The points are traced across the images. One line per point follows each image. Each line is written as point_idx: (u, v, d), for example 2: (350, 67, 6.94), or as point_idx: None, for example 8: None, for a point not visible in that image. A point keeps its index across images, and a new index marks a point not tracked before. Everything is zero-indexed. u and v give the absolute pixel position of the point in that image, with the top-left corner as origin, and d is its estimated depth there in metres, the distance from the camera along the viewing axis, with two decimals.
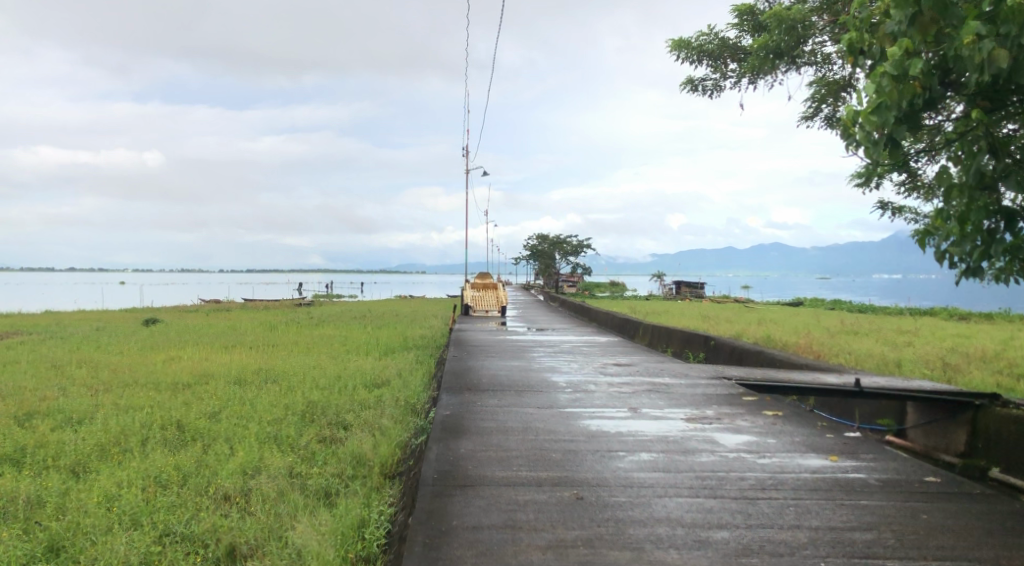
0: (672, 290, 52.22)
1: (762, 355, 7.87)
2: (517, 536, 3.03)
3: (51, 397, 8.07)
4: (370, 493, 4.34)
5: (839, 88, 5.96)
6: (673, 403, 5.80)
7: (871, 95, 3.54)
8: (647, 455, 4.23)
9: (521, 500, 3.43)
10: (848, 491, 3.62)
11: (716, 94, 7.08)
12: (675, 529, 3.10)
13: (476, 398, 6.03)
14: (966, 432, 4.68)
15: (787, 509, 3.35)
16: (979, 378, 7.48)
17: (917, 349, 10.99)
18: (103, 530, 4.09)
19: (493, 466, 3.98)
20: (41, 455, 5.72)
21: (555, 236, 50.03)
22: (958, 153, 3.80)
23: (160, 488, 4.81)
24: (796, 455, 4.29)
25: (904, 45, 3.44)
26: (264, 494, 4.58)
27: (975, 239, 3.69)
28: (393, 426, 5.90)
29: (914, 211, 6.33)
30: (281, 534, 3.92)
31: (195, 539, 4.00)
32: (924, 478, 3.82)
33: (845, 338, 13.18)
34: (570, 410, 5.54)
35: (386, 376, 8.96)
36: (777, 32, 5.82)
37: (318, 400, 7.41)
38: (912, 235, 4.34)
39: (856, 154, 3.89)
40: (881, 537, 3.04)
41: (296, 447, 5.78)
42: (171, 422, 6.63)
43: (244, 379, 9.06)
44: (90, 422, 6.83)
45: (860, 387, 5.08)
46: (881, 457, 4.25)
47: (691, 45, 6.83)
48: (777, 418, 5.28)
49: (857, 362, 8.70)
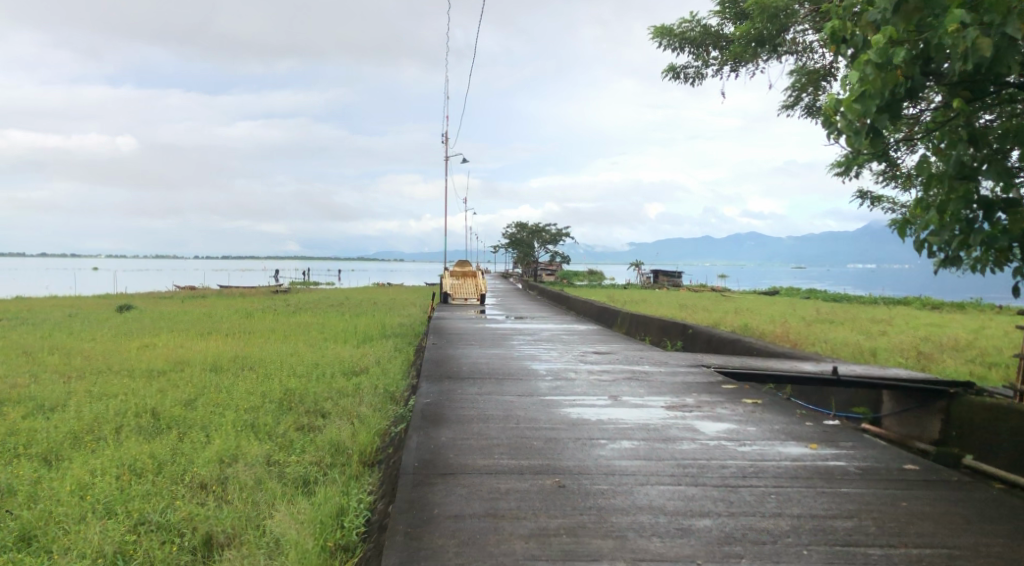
0: (650, 280, 52.55)
1: (740, 344, 7.91)
2: (499, 526, 2.99)
3: (21, 385, 7.90)
4: (349, 482, 4.28)
5: (819, 78, 5.98)
6: (653, 391, 5.81)
7: (855, 83, 3.51)
8: (628, 443, 4.22)
9: (502, 488, 3.40)
10: (828, 478, 3.64)
11: (698, 82, 7.07)
12: (657, 517, 3.09)
13: (456, 386, 5.98)
14: (940, 420, 4.74)
15: (768, 497, 3.36)
16: (952, 367, 7.59)
17: (892, 338, 11.15)
18: (75, 519, 4.00)
19: (474, 455, 3.94)
20: (11, 443, 5.58)
21: (534, 224, 49.92)
22: (939, 143, 3.82)
23: (135, 476, 4.72)
24: (776, 442, 4.31)
25: (888, 33, 3.41)
26: (240, 482, 4.50)
27: (953, 229, 3.70)
28: (373, 414, 5.84)
29: (892, 200, 6.40)
30: (258, 523, 3.85)
31: (171, 528, 3.92)
32: (902, 466, 3.85)
33: (820, 327, 13.33)
34: (551, 398, 5.52)
35: (365, 363, 8.89)
36: (760, 20, 5.80)
37: (296, 388, 7.31)
38: (891, 225, 4.35)
39: (837, 143, 3.91)
40: (862, 525, 3.06)
41: (274, 434, 5.71)
42: (146, 410, 6.50)
43: (220, 366, 8.93)
44: (63, 410, 6.68)
45: (837, 375, 5.11)
46: (860, 445, 4.29)
47: (673, 32, 6.79)
48: (756, 406, 5.31)
49: (833, 352, 8.79)
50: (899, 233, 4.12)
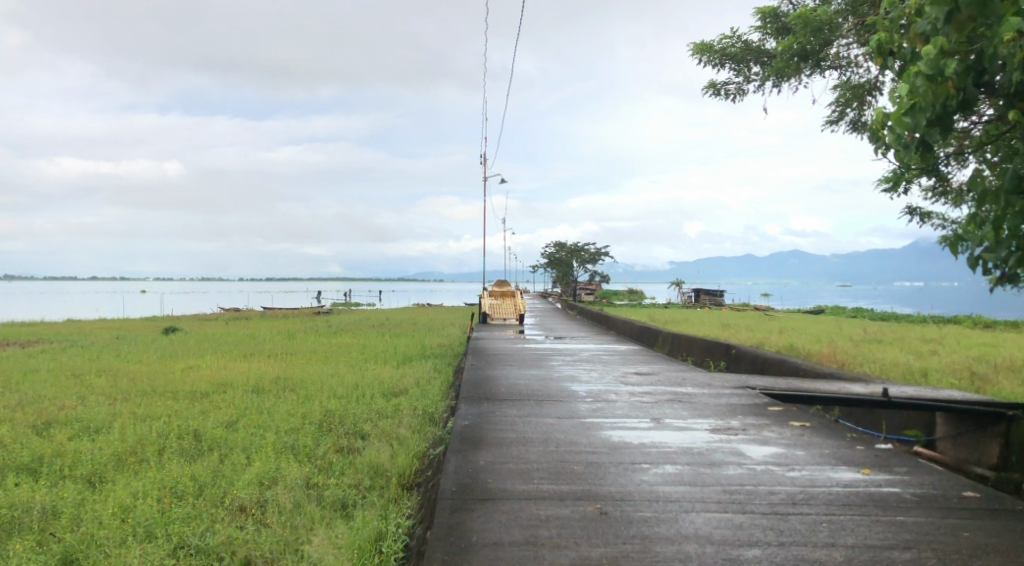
0: (691, 300, 51.89)
1: (785, 364, 7.68)
2: (539, 554, 2.92)
3: (69, 406, 8.11)
4: (387, 505, 4.25)
5: (864, 92, 5.84)
6: (697, 413, 5.66)
7: (905, 96, 3.42)
8: (671, 468, 4.10)
9: (542, 515, 3.33)
10: (883, 506, 3.48)
11: (739, 98, 6.97)
12: (704, 546, 2.98)
13: (495, 408, 5.93)
14: (999, 444, 4.51)
15: (820, 525, 3.22)
16: (1009, 388, 7.24)
17: (943, 358, 10.70)
18: (116, 542, 4.05)
19: (513, 479, 3.88)
20: (57, 465, 5.70)
21: (573, 243, 49.68)
22: (993, 157, 3.69)
23: (176, 499, 4.78)
24: (827, 468, 4.14)
25: (939, 44, 3.30)
26: (279, 505, 4.51)
27: (1010, 246, 3.56)
28: (411, 436, 5.82)
29: (942, 216, 6.20)
30: (296, 547, 3.84)
31: (210, 552, 3.95)
32: (962, 494, 3.66)
33: (869, 347, 12.86)
34: (592, 421, 5.43)
35: (404, 384, 8.90)
36: (803, 34, 5.71)
37: (336, 409, 7.34)
38: (943, 241, 4.21)
39: (886, 158, 3.80)
40: (921, 557, 2.90)
41: (314, 456, 5.73)
42: (188, 431, 6.60)
43: (261, 388, 9.03)
44: (108, 431, 6.83)
45: (887, 397, 4.91)
46: (916, 471, 4.09)
47: (713, 49, 6.71)
48: (804, 429, 5.13)
49: (882, 372, 8.49)
50: (951, 250, 3.97)
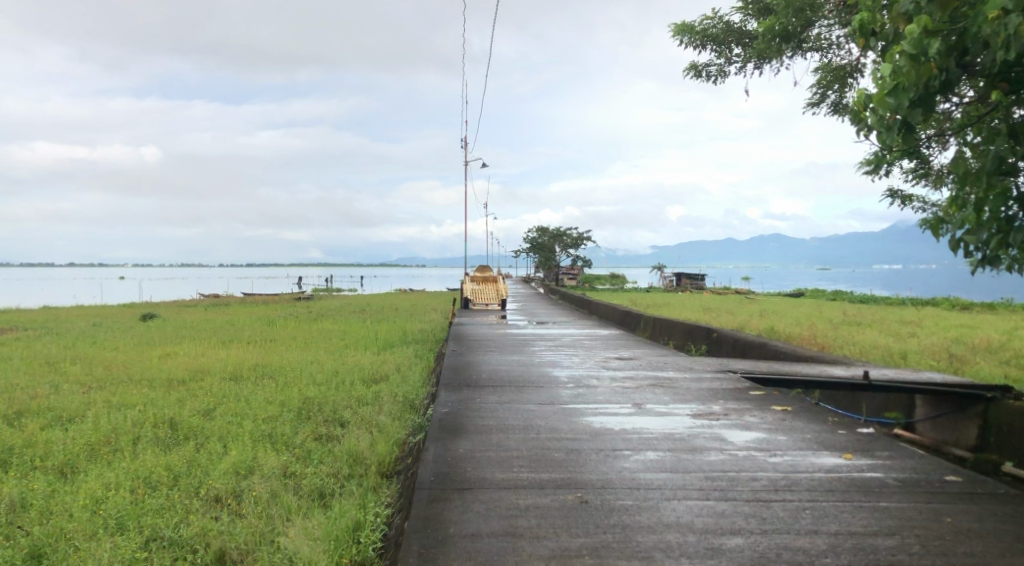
0: (673, 283, 52.09)
1: (766, 347, 7.69)
2: (518, 545, 2.86)
3: (41, 395, 7.92)
4: (366, 494, 4.17)
5: (845, 74, 5.80)
6: (679, 398, 5.62)
7: (887, 76, 3.36)
8: (652, 454, 4.06)
9: (522, 505, 3.27)
10: (865, 492, 3.46)
11: (720, 80, 6.90)
12: (686, 536, 2.94)
13: (476, 394, 5.86)
14: (977, 426, 4.53)
15: (802, 512, 3.19)
16: (986, 370, 7.30)
17: (922, 340, 10.82)
18: (86, 535, 3.93)
19: (492, 468, 3.81)
20: (27, 456, 5.56)
21: (555, 228, 49.69)
22: (976, 139, 3.64)
23: (149, 490, 4.66)
24: (808, 453, 4.12)
25: (922, 23, 3.23)
26: (256, 495, 4.41)
27: (991, 228, 3.54)
28: (391, 423, 5.73)
29: (922, 199, 6.19)
30: (272, 539, 3.75)
31: (184, 544, 3.85)
32: (944, 478, 3.65)
33: (848, 330, 12.94)
34: (573, 407, 5.36)
35: (385, 371, 8.80)
36: (785, 14, 5.63)
37: (315, 396, 7.24)
38: (923, 224, 4.18)
39: (867, 140, 3.75)
40: (905, 543, 2.88)
41: (291, 445, 5.64)
42: (163, 420, 6.47)
43: (239, 376, 8.87)
44: (81, 421, 6.67)
45: (868, 380, 4.90)
46: (897, 455, 4.08)
47: (695, 29, 6.62)
48: (786, 413, 5.11)
49: (863, 355, 8.55)
50: (933, 233, 3.93)
